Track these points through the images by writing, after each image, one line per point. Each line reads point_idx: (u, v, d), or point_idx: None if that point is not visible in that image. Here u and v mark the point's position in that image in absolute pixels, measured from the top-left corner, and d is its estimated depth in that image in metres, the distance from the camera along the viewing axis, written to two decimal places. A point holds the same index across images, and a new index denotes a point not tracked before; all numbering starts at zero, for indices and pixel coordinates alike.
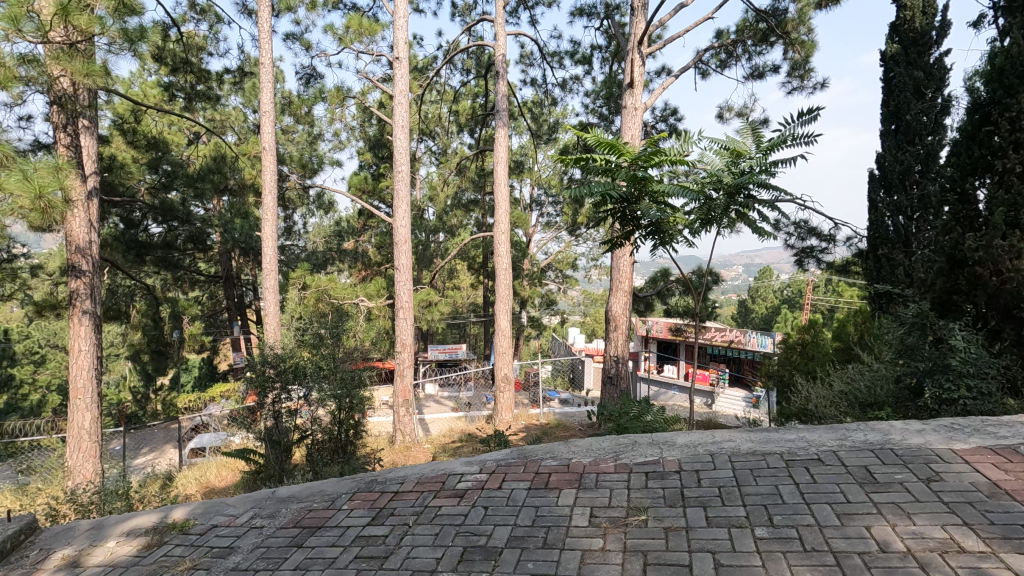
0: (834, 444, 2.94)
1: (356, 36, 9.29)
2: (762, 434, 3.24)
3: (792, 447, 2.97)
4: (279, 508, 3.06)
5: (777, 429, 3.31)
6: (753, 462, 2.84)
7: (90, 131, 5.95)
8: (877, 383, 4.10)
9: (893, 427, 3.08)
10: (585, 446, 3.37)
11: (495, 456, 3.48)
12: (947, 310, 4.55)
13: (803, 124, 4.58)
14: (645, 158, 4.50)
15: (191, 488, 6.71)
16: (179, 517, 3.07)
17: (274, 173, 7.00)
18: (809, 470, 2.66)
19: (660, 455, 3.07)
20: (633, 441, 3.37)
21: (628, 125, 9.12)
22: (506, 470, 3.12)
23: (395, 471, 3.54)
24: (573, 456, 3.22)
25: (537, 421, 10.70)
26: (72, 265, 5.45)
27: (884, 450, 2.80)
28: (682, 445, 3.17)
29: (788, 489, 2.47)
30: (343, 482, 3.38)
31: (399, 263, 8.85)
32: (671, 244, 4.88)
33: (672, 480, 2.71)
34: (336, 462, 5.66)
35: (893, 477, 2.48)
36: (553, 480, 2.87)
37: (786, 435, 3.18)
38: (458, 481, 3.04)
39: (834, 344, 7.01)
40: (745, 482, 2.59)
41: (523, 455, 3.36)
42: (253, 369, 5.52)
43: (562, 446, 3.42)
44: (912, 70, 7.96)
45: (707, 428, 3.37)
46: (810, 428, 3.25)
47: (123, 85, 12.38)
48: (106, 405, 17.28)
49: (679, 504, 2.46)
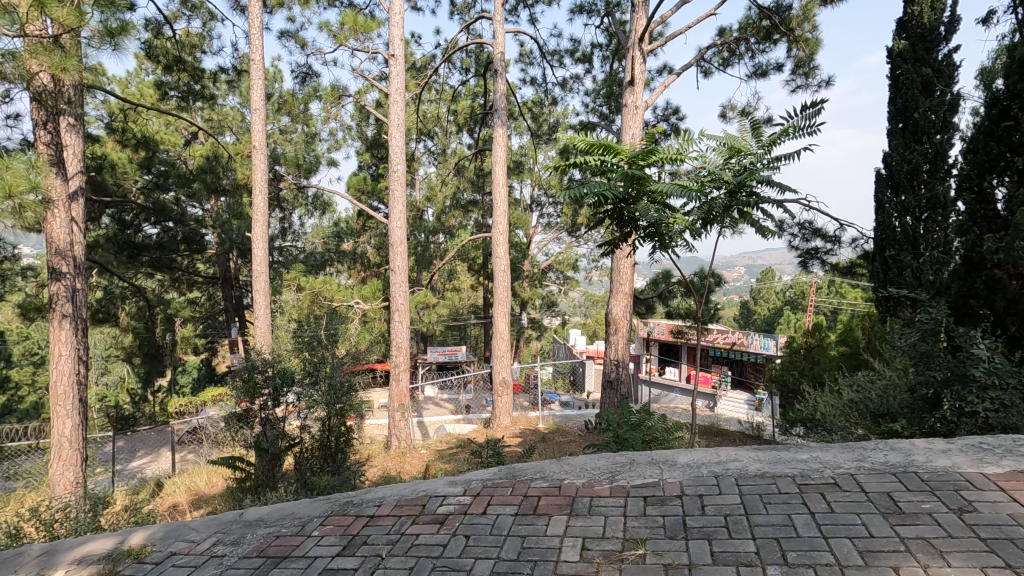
0: (851, 466, 2.75)
1: (351, 33, 9.12)
2: (771, 453, 3.05)
3: (804, 469, 2.78)
4: (244, 534, 2.88)
5: (788, 448, 3.13)
6: (760, 486, 2.66)
7: (76, 129, 5.75)
8: (889, 393, 3.82)
9: (916, 447, 2.90)
10: (580, 464, 3.18)
11: (482, 474, 3.30)
12: (964, 316, 4.37)
13: (807, 116, 4.38)
14: (642, 156, 4.32)
15: (178, 497, 6.52)
16: (136, 543, 2.89)
17: (264, 174, 6.84)
18: (824, 497, 2.47)
19: (659, 476, 2.89)
20: (631, 459, 3.19)
21: (629, 124, 8.94)
22: (492, 492, 2.94)
23: (373, 490, 3.36)
24: (567, 476, 3.04)
25: (535, 426, 10.51)
26: (51, 267, 5.29)
27: (908, 474, 2.61)
28: (684, 465, 2.98)
29: (803, 520, 2.28)
30: (316, 503, 3.20)
31: (395, 264, 8.67)
32: (671, 247, 4.66)
33: (673, 507, 2.52)
34: (328, 470, 5.45)
35: (920, 507, 2.29)
36: (542, 505, 2.68)
37: (798, 454, 2.99)
38: (439, 505, 2.86)
39: (839, 349, 6.55)
40: (752, 511, 2.40)
41: (512, 474, 3.17)
42: (243, 376, 5.35)
43: (556, 464, 3.23)
44: (920, 67, 7.76)
45: (711, 445, 3.18)
46: (824, 447, 3.07)
47: (119, 84, 12.26)
48: (103, 407, 17.17)
49: (680, 536, 2.27)
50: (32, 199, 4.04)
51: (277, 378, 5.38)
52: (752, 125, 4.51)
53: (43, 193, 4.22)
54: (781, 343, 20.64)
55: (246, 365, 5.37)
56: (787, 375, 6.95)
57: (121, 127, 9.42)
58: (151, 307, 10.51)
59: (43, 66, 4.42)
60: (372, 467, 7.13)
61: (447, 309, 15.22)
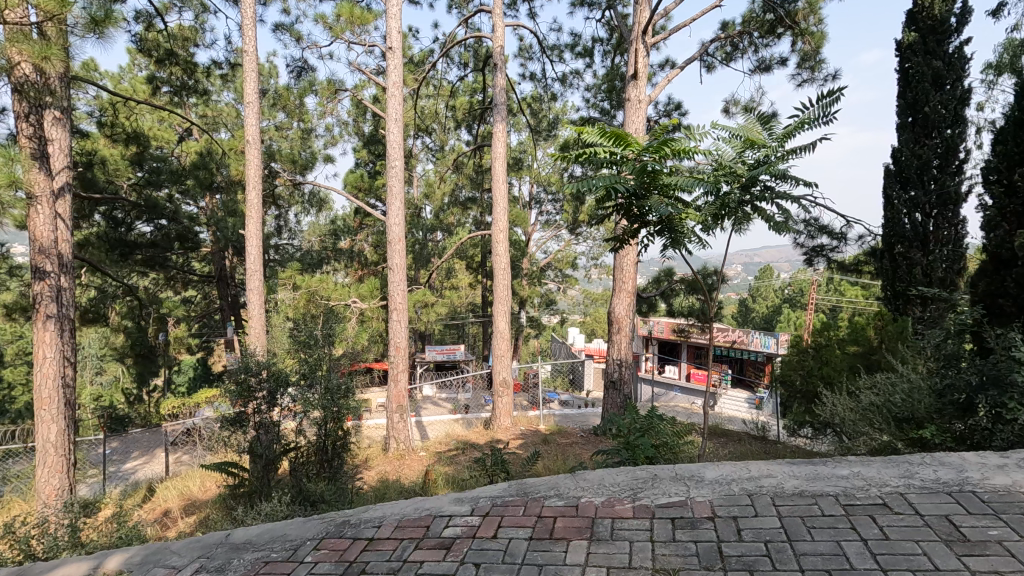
0: (900, 485, 2.60)
1: (348, 25, 8.92)
2: (808, 468, 2.89)
3: (847, 487, 2.62)
4: (230, 559, 2.70)
5: (824, 462, 2.98)
6: (800, 506, 2.49)
7: (63, 123, 5.54)
8: (914, 396, 3.57)
9: (966, 462, 2.77)
10: (598, 480, 3.01)
11: (490, 491, 3.12)
12: (994, 315, 4.26)
13: (823, 107, 4.20)
14: (653, 149, 4.13)
15: (170, 504, 6.32)
16: (111, 569, 2.71)
17: (258, 169, 6.63)
18: (875, 521, 2.30)
19: (686, 495, 2.71)
20: (653, 475, 3.02)
21: (632, 118, 8.75)
22: (502, 512, 2.76)
23: (371, 510, 3.18)
24: (587, 493, 2.86)
25: (535, 427, 10.29)
26: (35, 266, 5.09)
27: (965, 495, 2.45)
28: (711, 482, 2.82)
29: (854, 549, 2.11)
30: (309, 523, 3.02)
31: (393, 263, 8.48)
32: (682, 245, 4.48)
33: (705, 532, 2.34)
34: (324, 477, 5.24)
35: (987, 534, 2.13)
36: (559, 529, 2.50)
37: (837, 470, 2.83)
38: (444, 527, 2.67)
39: (851, 348, 6.40)
40: (795, 537, 2.23)
41: (523, 492, 2.99)
42: (235, 379, 5.13)
43: (570, 480, 3.05)
44: (930, 60, 7.57)
45: (740, 460, 3.02)
46: (865, 462, 2.92)
47: (111, 79, 12.03)
48: (96, 408, 16.93)
49: (717, 567, 2.09)
50: (13, 196, 3.84)
51: (271, 381, 5.16)
52: (762, 117, 4.35)
53: (25, 189, 4.04)
54: (781, 341, 20.56)
55: (239, 367, 5.14)
56: (792, 375, 6.79)
57: (113, 122, 9.20)
58: (143, 307, 10.27)
59: (23, 55, 4.16)
60: (370, 470, 6.96)
61: (446, 308, 15.00)
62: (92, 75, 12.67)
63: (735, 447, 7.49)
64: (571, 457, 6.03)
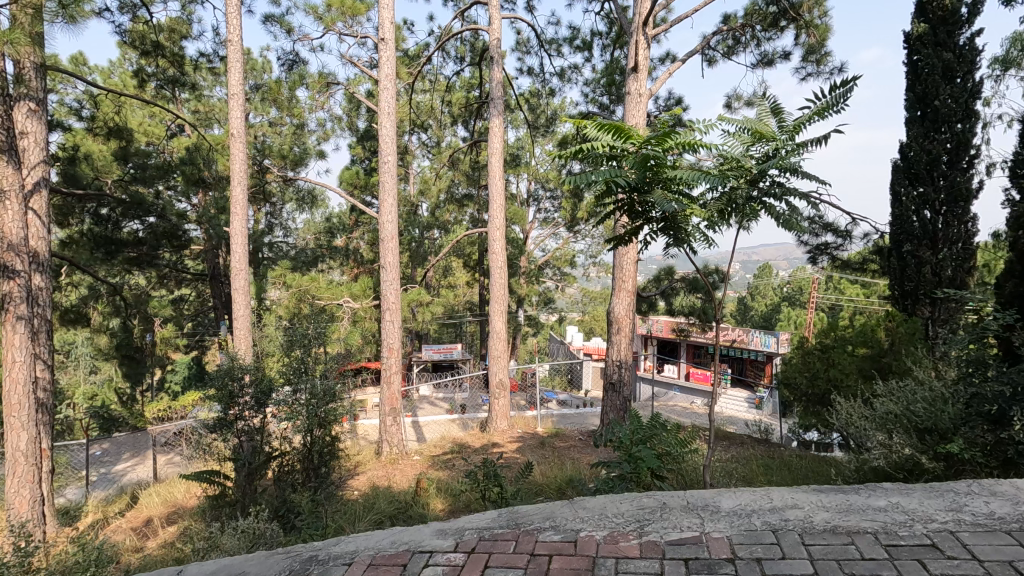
0: (948, 521, 2.38)
1: (339, 16, 8.64)
2: (839, 499, 2.68)
3: (888, 523, 2.41)
4: None
5: (857, 490, 2.76)
6: (834, 547, 2.27)
7: (38, 115, 5.26)
8: (937, 404, 3.34)
9: (1021, 493, 2.56)
10: (599, 510, 2.78)
11: (476, 521, 2.89)
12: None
13: (836, 96, 3.95)
14: (656, 140, 3.87)
15: (153, 512, 6.08)
16: None
17: (243, 164, 6.37)
18: (926, 567, 2.07)
19: (701, 530, 2.49)
20: (661, 504, 2.80)
21: (633, 112, 8.49)
22: (490, 549, 2.52)
23: (343, 541, 2.93)
24: (588, 525, 2.64)
25: (533, 429, 10.03)
26: (3, 265, 4.82)
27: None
28: (728, 515, 2.60)
29: None
30: (275, 557, 2.77)
31: (385, 261, 8.16)
32: (687, 243, 4.23)
33: None
34: (309, 487, 4.95)
35: None
36: (555, 571, 2.27)
37: (874, 501, 2.62)
38: (423, 567, 2.43)
39: (861, 350, 6.13)
40: None
41: (515, 523, 2.76)
42: (215, 384, 4.87)
43: (567, 509, 2.82)
44: (940, 52, 7.35)
45: (759, 487, 2.82)
46: (904, 490, 2.71)
47: (100, 73, 11.77)
48: (86, 409, 16.65)
49: None
50: None
51: (255, 386, 4.96)
52: (771, 108, 4.10)
53: None
54: (782, 340, 20.37)
55: (220, 372, 4.88)
56: (797, 377, 6.58)
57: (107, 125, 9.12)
58: (130, 307, 10.03)
59: None
60: (362, 476, 6.73)
61: (443, 307, 14.78)
62: (81, 69, 12.41)
63: (737, 451, 7.27)
64: (570, 463, 5.80)
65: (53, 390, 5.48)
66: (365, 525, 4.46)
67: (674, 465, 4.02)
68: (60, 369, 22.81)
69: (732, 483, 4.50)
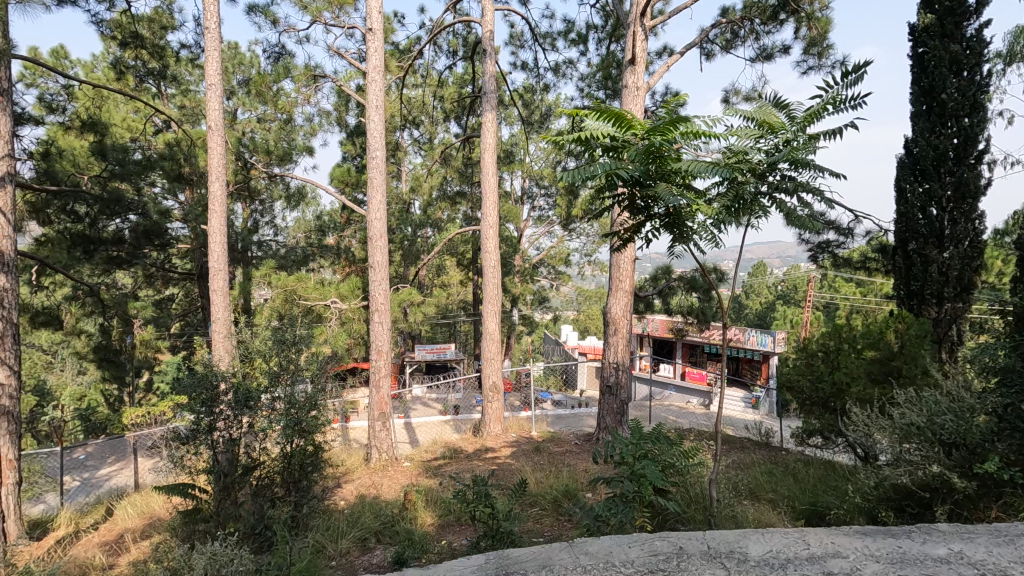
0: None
1: (326, 6, 8.33)
2: (892, 548, 2.51)
3: None
4: None
5: (913, 535, 2.65)
6: None
7: (3, 106, 4.97)
8: (964, 415, 3.09)
9: None
10: (603, 556, 2.55)
11: (465, 565, 2.64)
12: None
13: (849, 85, 3.69)
14: (660, 130, 3.58)
15: (128, 525, 5.77)
16: None
17: (222, 159, 6.06)
18: None
19: None
20: (679, 549, 2.59)
21: (629, 106, 8.22)
22: None
23: None
24: (594, 575, 2.39)
25: (528, 432, 9.78)
26: None
27: None
28: (759, 565, 2.40)
29: None
30: None
31: (374, 260, 7.86)
32: (692, 241, 3.97)
33: None
34: (289, 501, 4.65)
35: None
36: None
37: (933, 549, 2.48)
38: None
39: (871, 353, 5.87)
40: None
41: (506, 570, 2.50)
42: (186, 392, 4.54)
43: (566, 554, 2.58)
44: (948, 44, 7.13)
45: (796, 530, 2.67)
46: (967, 535, 2.61)
47: (82, 66, 11.41)
48: (69, 412, 16.21)
49: None
50: None
51: (232, 392, 4.62)
52: (781, 98, 3.85)
53: None
54: (779, 339, 20.18)
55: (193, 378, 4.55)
56: (801, 380, 6.32)
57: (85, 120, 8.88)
58: (110, 307, 9.68)
59: None
60: (349, 485, 6.45)
61: (436, 307, 14.53)
62: (62, 62, 12.03)
63: (737, 457, 7.01)
64: (566, 472, 5.54)
65: (19, 397, 5.17)
66: (348, 543, 4.22)
67: (678, 478, 3.75)
68: (46, 370, 22.40)
69: (739, 497, 4.22)
